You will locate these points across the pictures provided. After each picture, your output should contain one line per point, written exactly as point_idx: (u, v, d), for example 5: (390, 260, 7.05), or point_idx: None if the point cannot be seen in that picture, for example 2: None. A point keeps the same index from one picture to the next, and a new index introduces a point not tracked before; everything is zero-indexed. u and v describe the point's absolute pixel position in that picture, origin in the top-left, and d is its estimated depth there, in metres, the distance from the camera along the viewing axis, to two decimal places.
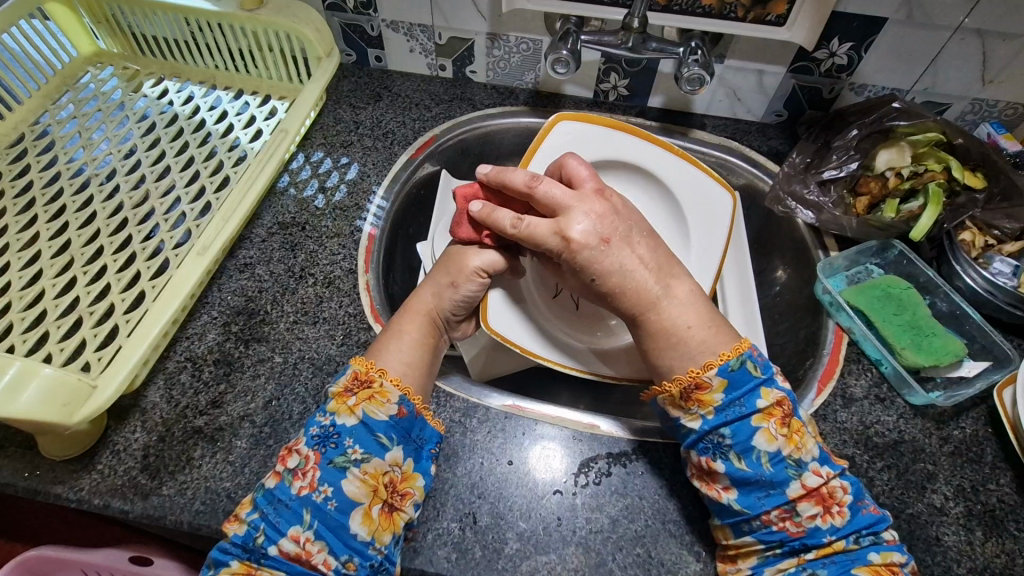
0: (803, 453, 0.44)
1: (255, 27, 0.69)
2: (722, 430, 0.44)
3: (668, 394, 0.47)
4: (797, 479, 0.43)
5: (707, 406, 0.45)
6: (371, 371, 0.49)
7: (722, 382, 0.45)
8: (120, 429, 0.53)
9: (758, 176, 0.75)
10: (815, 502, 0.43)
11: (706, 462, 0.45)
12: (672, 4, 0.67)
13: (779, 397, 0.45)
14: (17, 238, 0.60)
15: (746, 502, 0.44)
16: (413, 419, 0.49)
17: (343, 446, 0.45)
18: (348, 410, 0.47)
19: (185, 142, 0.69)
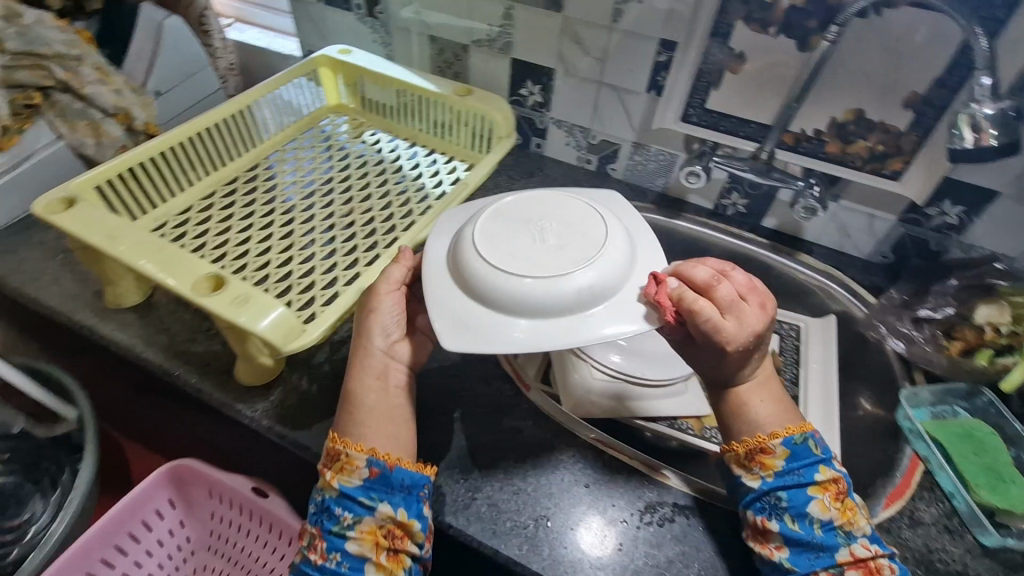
0: (855, 527, 0.51)
1: (461, 107, 0.90)
2: (779, 493, 0.52)
3: (735, 454, 0.56)
4: (847, 546, 0.50)
5: (769, 469, 0.53)
6: (336, 446, 0.55)
7: (786, 453, 0.53)
8: (294, 373, 0.68)
9: (854, 305, 0.83)
10: (861, 570, 0.49)
11: (762, 522, 0.52)
12: (799, 146, 0.79)
13: (835, 475, 0.53)
14: (260, 222, 0.81)
15: (797, 561, 0.50)
16: (387, 473, 0.54)
17: (336, 515, 0.53)
18: (329, 484, 0.54)
19: (386, 179, 0.89)
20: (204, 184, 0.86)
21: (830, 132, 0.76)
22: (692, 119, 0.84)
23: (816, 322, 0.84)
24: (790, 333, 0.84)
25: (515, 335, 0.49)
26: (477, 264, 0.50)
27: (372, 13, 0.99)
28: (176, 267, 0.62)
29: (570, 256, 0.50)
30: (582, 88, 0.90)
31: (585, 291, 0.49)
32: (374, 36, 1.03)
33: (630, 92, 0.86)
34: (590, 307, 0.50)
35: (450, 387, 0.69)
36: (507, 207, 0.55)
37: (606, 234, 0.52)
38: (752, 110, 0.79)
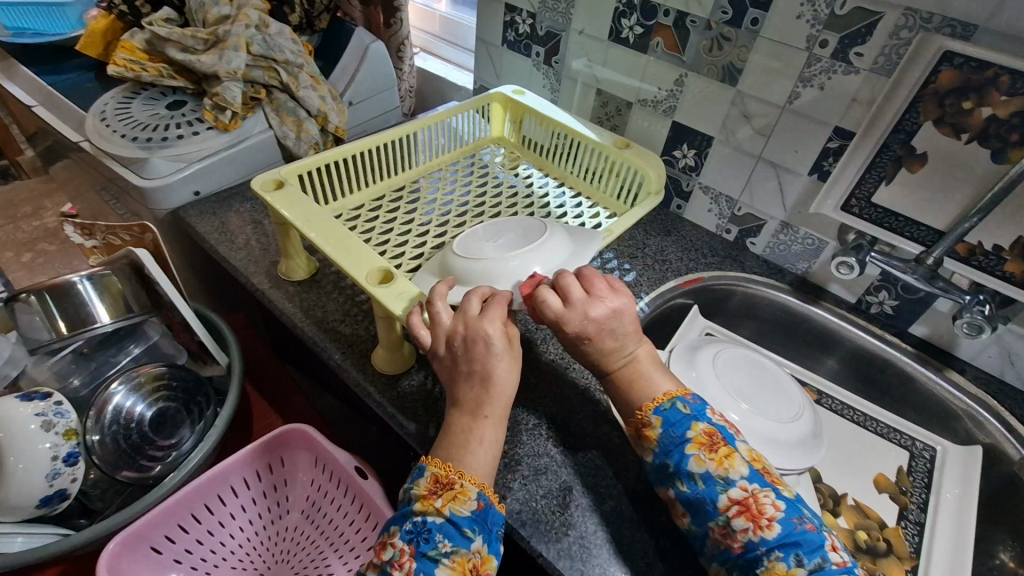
0: (731, 471, 0.54)
1: (615, 159, 0.94)
2: (668, 460, 0.57)
3: (632, 434, 0.62)
4: (724, 492, 0.53)
5: (653, 441, 0.59)
6: (450, 473, 0.55)
7: (659, 420, 0.59)
8: (422, 372, 0.76)
9: (1007, 441, 0.75)
10: (743, 514, 0.52)
11: (667, 493, 0.57)
12: (970, 258, 0.74)
13: (707, 429, 0.57)
14: (418, 230, 0.90)
15: (698, 523, 0.54)
16: (488, 509, 0.55)
17: (434, 540, 0.51)
18: (435, 510, 0.53)
19: (532, 212, 0.95)
20: (377, 188, 0.98)
21: (1013, 250, 0.71)
22: (852, 210, 0.82)
23: (959, 450, 0.80)
24: (923, 455, 0.82)
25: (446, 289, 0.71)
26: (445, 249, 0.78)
27: (549, 61, 1.08)
28: (356, 256, 0.71)
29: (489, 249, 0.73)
30: (738, 160, 0.91)
31: (487, 273, 0.70)
32: (544, 82, 1.12)
33: (789, 172, 0.86)
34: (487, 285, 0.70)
35: (558, 419, 0.71)
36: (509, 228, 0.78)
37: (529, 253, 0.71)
38: (923, 212, 0.76)
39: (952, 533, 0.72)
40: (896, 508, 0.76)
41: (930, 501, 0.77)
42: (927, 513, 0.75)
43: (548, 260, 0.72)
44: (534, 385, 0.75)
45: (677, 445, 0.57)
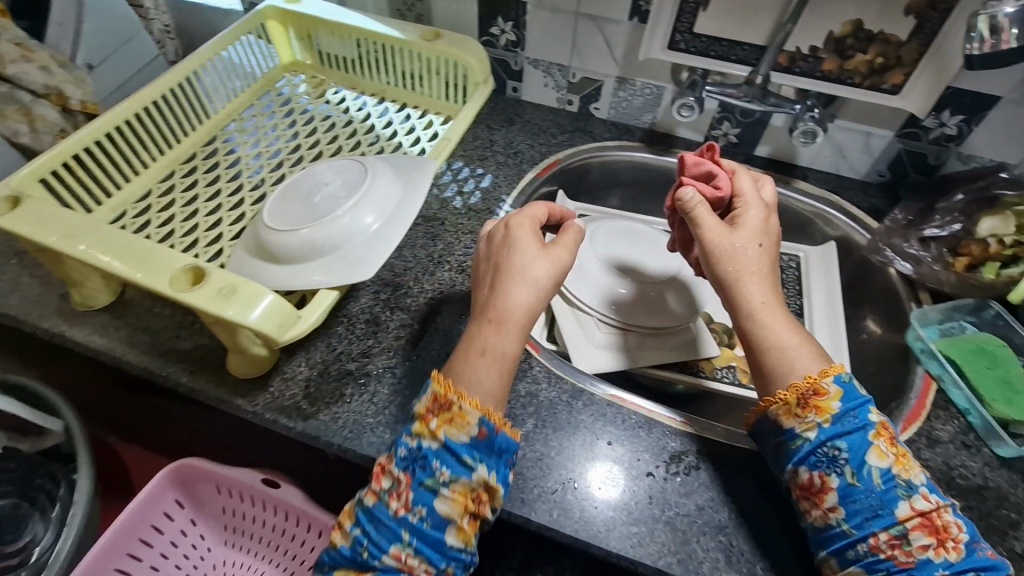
0: (912, 475, 0.49)
1: (429, 54, 0.82)
2: (838, 444, 0.49)
3: (783, 403, 0.52)
4: (906, 499, 0.48)
5: (824, 414, 0.50)
6: (450, 394, 0.50)
7: (839, 391, 0.51)
8: (290, 361, 0.64)
9: (854, 230, 0.81)
10: (929, 533, 0.47)
11: (819, 477, 0.50)
12: (794, 66, 0.75)
13: (884, 421, 0.51)
14: (228, 201, 0.74)
15: (854, 522, 0.48)
16: (493, 436, 0.50)
17: (432, 468, 0.49)
18: (431, 433, 0.50)
19: (358, 141, 0.82)
20: (160, 165, 0.77)
21: (827, 48, 0.72)
22: (680, 46, 0.78)
23: (816, 251, 0.86)
24: (791, 266, 0.86)
25: (266, 275, 0.59)
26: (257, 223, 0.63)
27: None
28: (147, 262, 0.54)
29: (302, 213, 0.60)
30: (558, 22, 0.83)
31: (307, 244, 0.58)
32: None
33: (610, 22, 0.80)
34: (310, 258, 0.59)
35: None
36: (321, 179, 0.64)
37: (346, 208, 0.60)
38: (743, 30, 0.74)
39: (827, 328, 0.79)
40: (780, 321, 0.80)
41: (806, 305, 0.82)
42: (805, 317, 0.81)
43: (378, 207, 0.62)
44: (421, 331, 0.67)
45: (861, 433, 0.49)
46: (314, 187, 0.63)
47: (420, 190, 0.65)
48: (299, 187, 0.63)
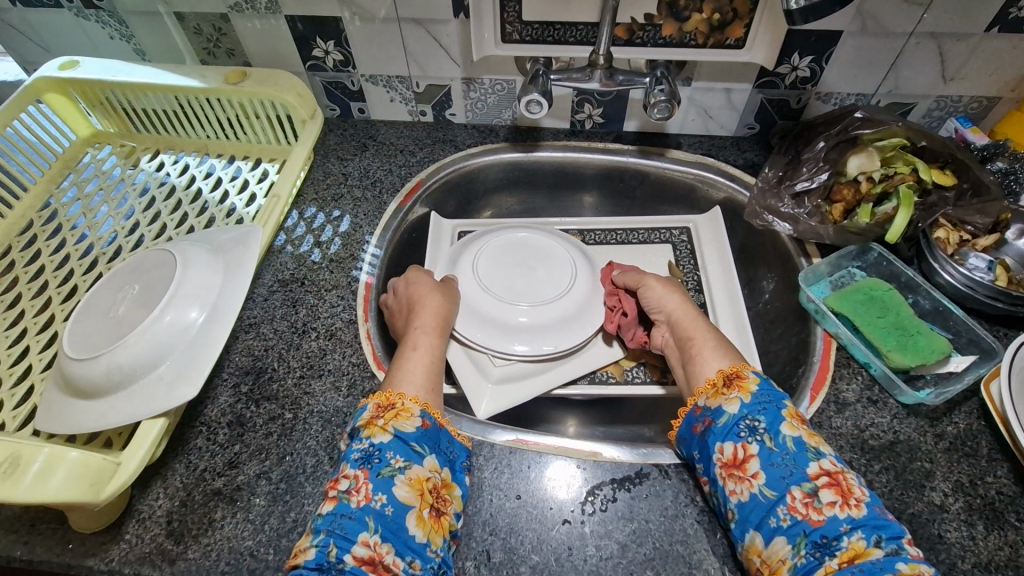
0: (820, 444, 0.49)
1: (241, 98, 0.72)
2: (756, 415, 0.50)
3: (710, 389, 0.54)
4: (816, 460, 0.47)
5: (745, 391, 0.52)
6: (392, 397, 0.53)
7: (756, 377, 0.53)
8: (144, 497, 0.55)
9: (736, 190, 0.78)
10: (834, 490, 0.45)
11: (740, 449, 0.49)
12: (634, 37, 0.70)
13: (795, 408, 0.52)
14: (33, 322, 0.62)
15: (774, 486, 0.46)
16: (438, 430, 0.52)
17: (386, 458, 0.48)
18: (381, 429, 0.50)
19: (184, 213, 0.72)
20: None
21: (662, 12, 0.67)
22: (514, 37, 0.72)
23: (705, 218, 0.83)
24: (684, 239, 0.82)
25: (76, 416, 0.50)
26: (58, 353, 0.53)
27: (88, 2, 0.77)
28: None
29: (109, 332, 0.52)
30: (382, 31, 0.75)
31: (116, 370, 0.50)
32: (108, 31, 0.82)
33: (436, 22, 0.73)
34: (131, 382, 0.50)
35: (337, 442, 0.58)
36: (124, 281, 0.56)
37: (160, 308, 0.52)
38: (574, 9, 0.68)
39: (727, 300, 0.76)
40: None
41: (703, 278, 0.79)
42: (704, 292, 0.78)
43: (200, 297, 0.54)
44: (294, 419, 0.59)
45: (776, 404, 0.50)
46: (117, 296, 0.55)
47: (246, 268, 0.57)
48: (99, 300, 0.55)
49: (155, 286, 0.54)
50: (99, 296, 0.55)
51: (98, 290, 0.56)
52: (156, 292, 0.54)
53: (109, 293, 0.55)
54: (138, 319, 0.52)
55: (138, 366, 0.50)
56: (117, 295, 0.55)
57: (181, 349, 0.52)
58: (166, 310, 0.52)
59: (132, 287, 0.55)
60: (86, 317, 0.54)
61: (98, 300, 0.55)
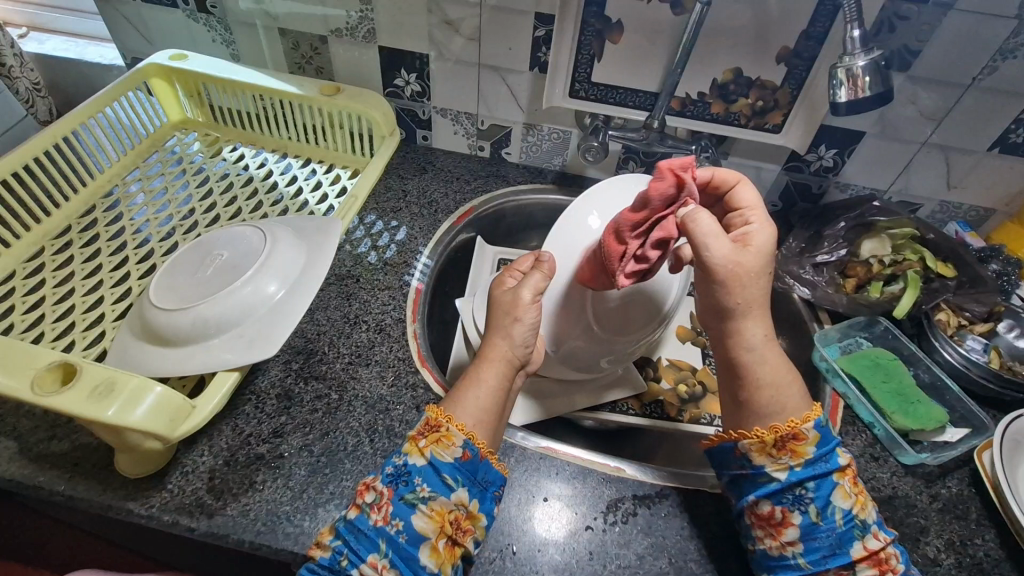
0: (867, 515, 0.49)
1: (330, 108, 0.80)
2: (807, 483, 0.49)
3: (758, 441, 0.52)
4: (861, 540, 0.48)
5: (798, 457, 0.50)
6: (441, 417, 0.51)
7: (817, 438, 0.50)
8: (189, 452, 0.57)
9: None
10: (872, 563, 0.47)
11: (782, 512, 0.49)
12: (685, 110, 0.80)
13: (851, 460, 0.51)
14: (109, 276, 0.66)
15: (812, 557, 0.48)
16: (477, 462, 0.50)
17: (413, 483, 0.48)
18: (419, 452, 0.50)
19: (259, 201, 0.77)
20: (25, 242, 0.67)
21: (712, 93, 0.77)
22: (579, 94, 0.82)
23: None
24: None
25: (151, 361, 0.53)
26: (142, 302, 0.57)
27: (203, 7, 0.87)
28: None
29: (195, 290, 0.56)
30: (462, 72, 0.84)
31: (201, 323, 0.54)
32: (212, 34, 0.91)
33: (512, 72, 0.82)
34: (205, 338, 0.54)
35: (378, 426, 0.61)
36: (211, 250, 0.60)
37: (246, 278, 0.57)
38: (636, 79, 0.78)
39: None
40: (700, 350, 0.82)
41: None
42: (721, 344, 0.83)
43: (280, 272, 0.59)
44: (339, 401, 0.63)
45: (831, 476, 0.49)
46: (201, 263, 0.59)
47: (326, 252, 0.63)
48: (184, 264, 0.59)
49: (239, 261, 0.59)
50: (184, 259, 0.60)
51: (184, 254, 0.60)
52: (242, 263, 0.58)
53: (196, 259, 0.59)
54: (222, 283, 0.57)
55: (213, 324, 0.54)
56: (203, 261, 0.59)
57: (256, 317, 0.56)
58: (246, 280, 0.57)
59: (218, 258, 0.59)
60: (169, 276, 0.58)
61: (183, 263, 0.59)
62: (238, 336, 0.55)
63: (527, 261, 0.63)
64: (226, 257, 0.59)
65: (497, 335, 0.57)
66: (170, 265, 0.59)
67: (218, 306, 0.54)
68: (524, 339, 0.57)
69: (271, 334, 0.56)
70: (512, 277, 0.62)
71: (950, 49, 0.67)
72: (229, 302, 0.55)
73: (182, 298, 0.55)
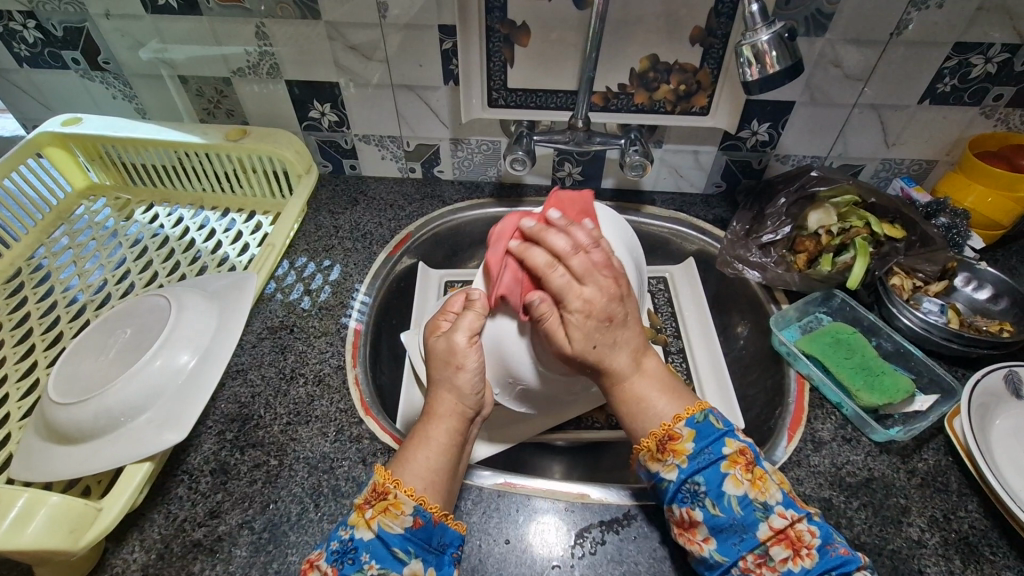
0: (768, 496, 0.47)
1: (240, 154, 0.76)
2: (696, 478, 0.47)
3: (647, 450, 0.50)
4: (765, 520, 0.46)
5: (681, 456, 0.49)
6: (387, 483, 0.47)
7: (692, 433, 0.49)
8: (119, 550, 0.52)
9: (707, 243, 0.83)
10: (783, 543, 0.45)
11: (686, 514, 0.48)
12: (609, 104, 0.77)
13: (742, 446, 0.49)
14: (14, 368, 0.61)
15: (725, 549, 0.46)
16: (431, 527, 0.47)
17: (360, 561, 0.44)
18: (365, 523, 0.46)
19: (176, 262, 0.73)
20: None
21: (633, 83, 0.74)
22: (499, 102, 0.79)
23: (679, 269, 0.87)
24: (661, 288, 0.86)
25: (56, 464, 0.49)
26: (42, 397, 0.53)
27: (95, 65, 0.82)
28: None
29: (99, 376, 0.53)
30: (376, 95, 0.80)
31: (104, 414, 0.50)
32: (111, 92, 0.86)
33: (427, 88, 0.78)
34: (109, 430, 0.50)
35: (323, 488, 0.57)
36: (114, 328, 0.57)
37: (153, 351, 0.53)
38: (554, 79, 0.75)
39: (704, 347, 0.79)
40: (661, 348, 0.79)
41: (681, 326, 0.82)
42: (682, 339, 0.80)
43: (190, 340, 0.55)
44: (279, 467, 0.58)
45: (714, 467, 0.47)
46: (104, 344, 0.56)
47: (240, 312, 0.60)
48: (85, 350, 0.55)
49: (142, 337, 0.55)
50: (85, 343, 0.56)
51: (86, 337, 0.57)
52: (146, 339, 0.55)
53: (98, 342, 0.56)
54: (126, 364, 0.53)
55: (118, 411, 0.50)
56: (106, 343, 0.56)
57: (169, 394, 0.52)
58: (150, 355, 0.53)
59: (120, 337, 0.56)
60: (71, 365, 0.54)
61: (83, 348, 0.56)
62: (150, 419, 0.51)
63: (458, 299, 0.59)
64: (130, 335, 0.56)
65: (440, 390, 0.53)
66: (70, 352, 0.55)
67: (120, 390, 0.51)
68: (473, 385, 0.53)
69: (185, 411, 0.52)
70: (445, 321, 0.57)
71: (864, 7, 0.64)
72: (132, 383, 0.51)
73: (85, 387, 0.52)
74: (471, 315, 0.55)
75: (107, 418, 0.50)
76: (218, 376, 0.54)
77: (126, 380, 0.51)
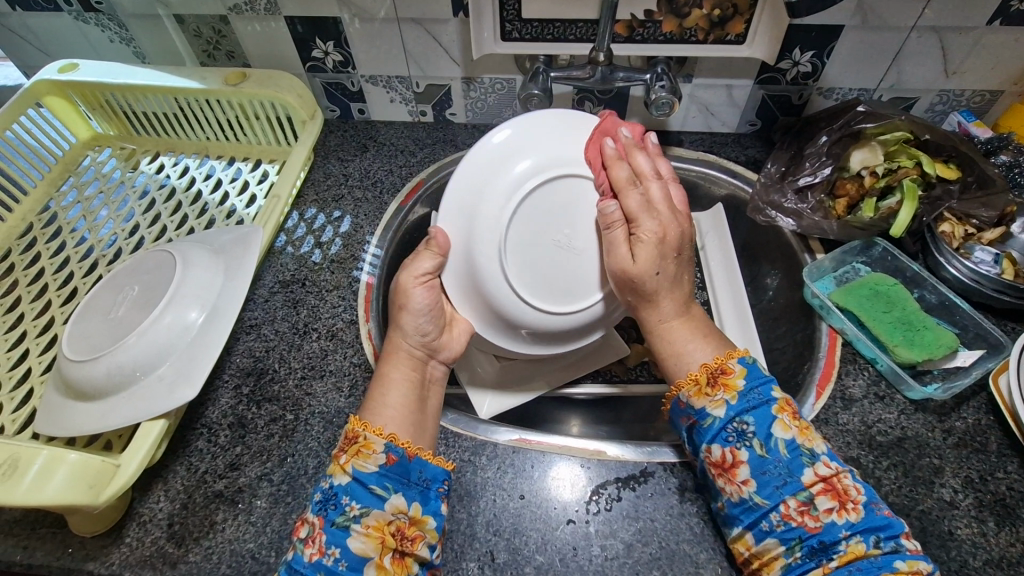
0: (815, 445, 0.47)
1: (240, 99, 0.73)
2: (745, 417, 0.48)
3: (694, 384, 0.51)
4: (811, 467, 0.46)
5: (731, 392, 0.49)
6: (356, 426, 0.49)
7: (743, 371, 0.50)
8: (145, 499, 0.54)
9: (738, 187, 0.78)
10: (829, 495, 0.45)
11: (730, 452, 0.48)
12: (635, 34, 0.69)
13: (787, 396, 0.50)
14: (33, 324, 0.62)
15: (766, 493, 0.46)
16: (406, 463, 0.48)
17: (342, 504, 0.45)
18: (341, 469, 0.47)
19: (184, 214, 0.71)
20: None
21: (661, 9, 0.67)
22: (513, 35, 0.72)
23: (706, 215, 0.82)
24: (686, 236, 0.82)
25: (73, 419, 0.50)
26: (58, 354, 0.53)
27: (87, 6, 0.77)
28: None
29: (108, 334, 0.52)
30: (382, 31, 0.75)
31: (116, 370, 0.50)
32: (108, 34, 0.82)
33: (436, 22, 0.73)
34: (121, 388, 0.50)
35: (338, 443, 0.57)
36: (122, 285, 0.56)
37: (160, 308, 0.52)
38: (573, 7, 0.68)
39: (732, 300, 0.75)
40: None
41: (705, 277, 0.78)
42: (707, 289, 0.77)
43: (196, 298, 0.54)
44: (296, 422, 0.58)
45: (765, 405, 0.48)
46: (113, 302, 0.55)
47: (246, 268, 0.58)
48: (94, 308, 0.55)
49: (148, 294, 0.54)
50: (98, 300, 0.56)
51: (98, 294, 0.57)
52: (152, 298, 0.54)
53: (109, 298, 0.56)
54: (133, 322, 0.52)
55: (130, 370, 0.50)
56: (115, 298, 0.56)
57: (177, 353, 0.52)
58: (156, 314, 0.52)
59: (128, 293, 0.55)
60: (82, 323, 0.54)
61: (94, 306, 0.56)
62: (161, 378, 0.51)
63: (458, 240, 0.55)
64: (136, 291, 0.55)
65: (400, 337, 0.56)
66: (81, 309, 0.56)
67: (130, 350, 0.50)
68: (421, 324, 0.55)
69: (193, 371, 0.51)
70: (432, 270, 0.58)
71: None
72: (139, 344, 0.51)
73: (95, 345, 0.52)
74: (426, 257, 0.54)
75: (118, 379, 0.50)
76: (226, 335, 0.53)
77: (134, 339, 0.51)
